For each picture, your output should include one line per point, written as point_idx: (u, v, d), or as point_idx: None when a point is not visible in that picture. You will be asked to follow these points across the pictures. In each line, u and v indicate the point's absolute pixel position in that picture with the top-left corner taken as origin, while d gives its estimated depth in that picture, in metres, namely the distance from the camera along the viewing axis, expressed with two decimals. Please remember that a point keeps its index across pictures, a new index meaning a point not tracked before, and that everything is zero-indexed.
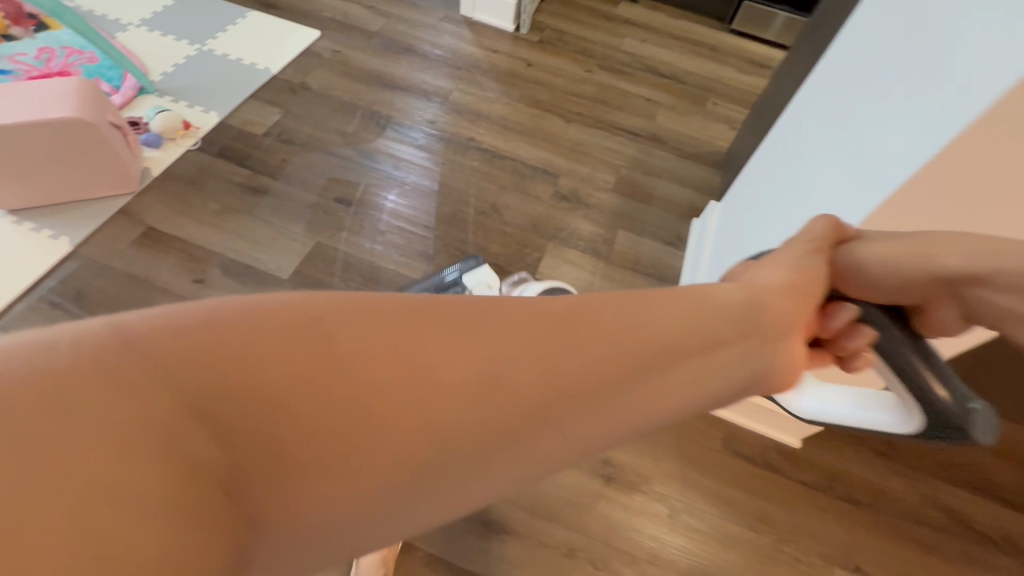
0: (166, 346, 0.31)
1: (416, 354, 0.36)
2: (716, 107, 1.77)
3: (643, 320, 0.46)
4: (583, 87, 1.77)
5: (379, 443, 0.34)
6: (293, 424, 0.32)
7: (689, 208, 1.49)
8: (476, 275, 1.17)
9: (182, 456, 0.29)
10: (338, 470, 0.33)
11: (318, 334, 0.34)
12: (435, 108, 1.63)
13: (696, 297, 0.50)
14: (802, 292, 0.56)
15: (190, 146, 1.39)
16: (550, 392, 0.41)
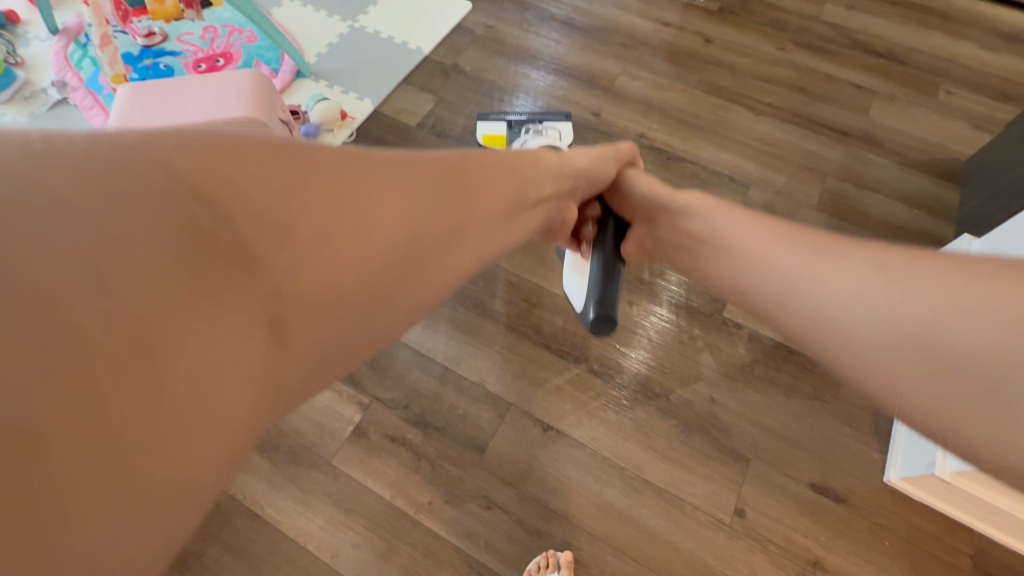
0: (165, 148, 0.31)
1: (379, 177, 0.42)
2: (952, 98, 1.40)
3: (516, 178, 0.59)
4: (775, 69, 1.46)
5: (358, 239, 0.39)
6: (297, 216, 0.35)
7: (918, 235, 1.19)
8: (553, 122, 1.34)
9: (195, 224, 0.29)
10: (337, 259, 0.37)
11: (304, 165, 0.37)
12: (598, 95, 1.43)
13: (538, 158, 0.65)
14: (589, 173, 0.74)
15: (346, 139, 1.32)
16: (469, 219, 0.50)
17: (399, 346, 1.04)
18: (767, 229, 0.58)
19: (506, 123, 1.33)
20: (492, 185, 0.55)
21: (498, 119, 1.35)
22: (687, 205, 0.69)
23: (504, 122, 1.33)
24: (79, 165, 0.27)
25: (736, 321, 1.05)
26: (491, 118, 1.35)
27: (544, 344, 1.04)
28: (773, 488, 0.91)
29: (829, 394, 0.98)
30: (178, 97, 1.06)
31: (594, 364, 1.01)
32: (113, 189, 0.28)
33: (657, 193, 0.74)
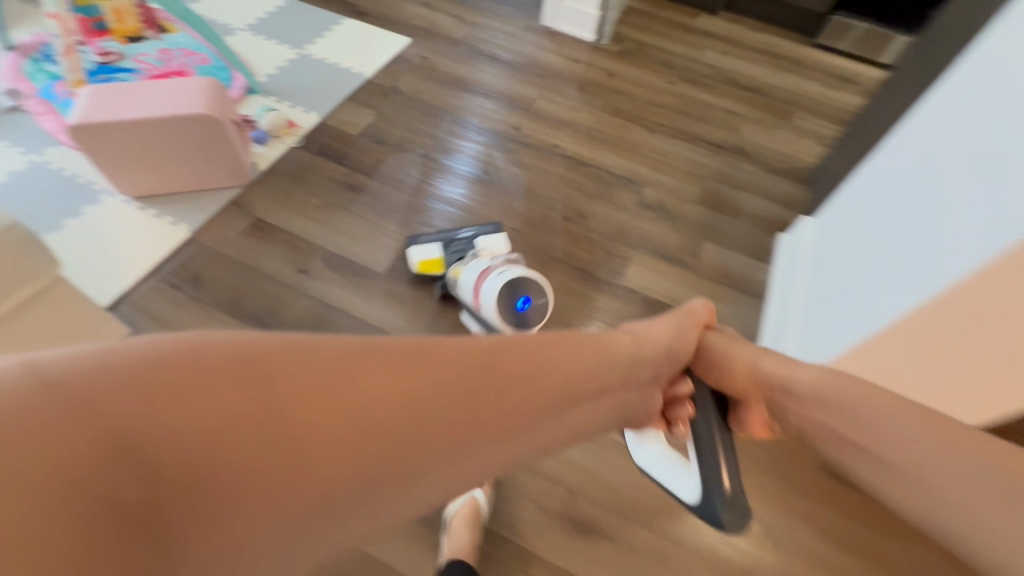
0: (104, 382, 0.36)
1: (345, 386, 0.44)
2: (802, 121, 1.74)
3: (569, 372, 0.59)
4: (665, 98, 1.76)
5: (280, 473, 0.40)
6: (214, 466, 0.38)
7: (777, 222, 1.45)
8: (489, 240, 1.24)
9: (119, 490, 0.35)
10: (252, 506, 0.39)
11: (251, 385, 0.41)
12: (519, 115, 1.66)
13: (586, 340, 0.65)
14: (655, 350, 0.74)
15: (293, 144, 1.47)
16: (459, 430, 0.49)
17: (342, 315, 1.19)
18: (922, 427, 0.59)
19: (439, 244, 1.24)
20: (506, 377, 0.53)
21: (429, 241, 1.25)
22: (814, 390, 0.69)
23: (436, 244, 1.24)
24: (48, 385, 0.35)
25: (632, 289, 1.28)
26: (422, 242, 1.26)
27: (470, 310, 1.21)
28: None
29: None
30: (140, 95, 1.18)
31: None
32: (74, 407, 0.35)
33: (760, 366, 0.76)
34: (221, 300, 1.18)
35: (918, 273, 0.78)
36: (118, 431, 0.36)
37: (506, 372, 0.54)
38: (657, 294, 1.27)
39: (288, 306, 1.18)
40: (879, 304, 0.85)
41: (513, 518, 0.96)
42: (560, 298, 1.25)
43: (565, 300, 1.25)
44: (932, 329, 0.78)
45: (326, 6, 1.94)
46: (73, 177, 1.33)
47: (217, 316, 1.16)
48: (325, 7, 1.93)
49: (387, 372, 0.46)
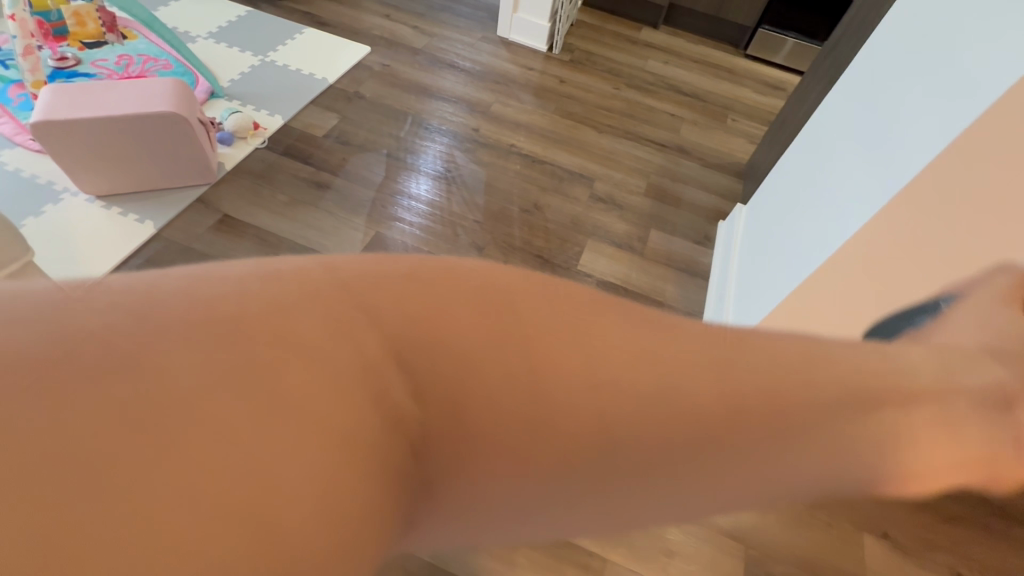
0: (368, 286, 0.24)
1: (635, 348, 0.28)
2: (737, 123, 1.91)
3: (939, 397, 0.38)
4: (612, 102, 1.90)
5: (557, 445, 0.26)
6: (491, 414, 0.25)
7: (716, 212, 1.59)
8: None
9: (373, 425, 0.21)
10: (508, 475, 0.26)
11: (358, 399, 0.22)
12: (478, 117, 1.76)
13: (858, 374, 0.35)
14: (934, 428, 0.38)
15: (258, 145, 1.51)
16: (767, 422, 0.30)
17: None
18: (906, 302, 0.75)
19: None
20: (824, 360, 0.34)
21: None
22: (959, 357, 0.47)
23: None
24: None
25: (587, 272, 1.37)
26: None
27: None
28: None
29: None
30: (106, 94, 1.20)
31: None
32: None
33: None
34: None
35: (824, 240, 0.90)
36: (376, 339, 0.23)
37: (796, 366, 0.32)
38: (610, 276, 1.37)
39: None
40: (796, 266, 0.96)
41: None
42: None
43: None
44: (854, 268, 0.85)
45: (287, 16, 2.00)
46: (33, 177, 1.33)
47: None
48: (287, 17, 1.99)
49: (650, 329, 0.30)
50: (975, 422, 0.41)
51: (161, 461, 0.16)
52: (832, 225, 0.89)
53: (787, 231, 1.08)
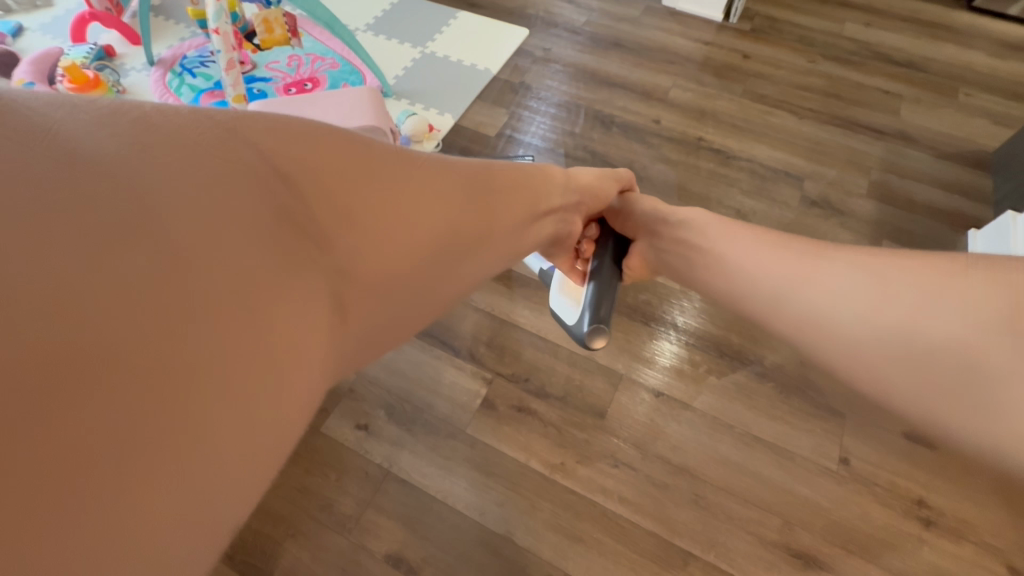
0: (253, 132, 0.36)
1: (420, 169, 0.47)
2: (972, 99, 1.56)
3: (563, 194, 0.68)
4: (810, 79, 1.62)
5: (383, 227, 0.42)
6: (345, 216, 0.39)
7: (963, 218, 1.31)
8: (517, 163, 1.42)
9: (277, 201, 0.35)
10: (371, 254, 0.40)
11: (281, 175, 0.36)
12: (655, 105, 1.57)
13: (522, 173, 0.61)
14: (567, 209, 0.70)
15: (433, 148, 1.45)
16: (481, 227, 0.52)
17: (517, 329, 1.13)
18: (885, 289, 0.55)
19: None
20: (497, 198, 0.54)
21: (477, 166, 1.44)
22: (699, 231, 0.73)
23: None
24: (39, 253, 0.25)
25: None
26: None
27: (644, 320, 1.14)
28: (870, 440, 0.99)
29: None
30: (305, 109, 1.17)
31: (693, 335, 1.12)
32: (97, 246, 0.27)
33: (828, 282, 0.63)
34: None
35: None
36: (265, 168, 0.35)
37: (490, 199, 0.54)
38: None
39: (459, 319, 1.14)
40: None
41: (727, 547, 0.90)
42: None
43: None
44: None
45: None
46: None
47: None
48: (438, 1, 1.88)
49: (438, 166, 0.49)
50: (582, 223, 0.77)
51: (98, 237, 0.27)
52: None
53: None
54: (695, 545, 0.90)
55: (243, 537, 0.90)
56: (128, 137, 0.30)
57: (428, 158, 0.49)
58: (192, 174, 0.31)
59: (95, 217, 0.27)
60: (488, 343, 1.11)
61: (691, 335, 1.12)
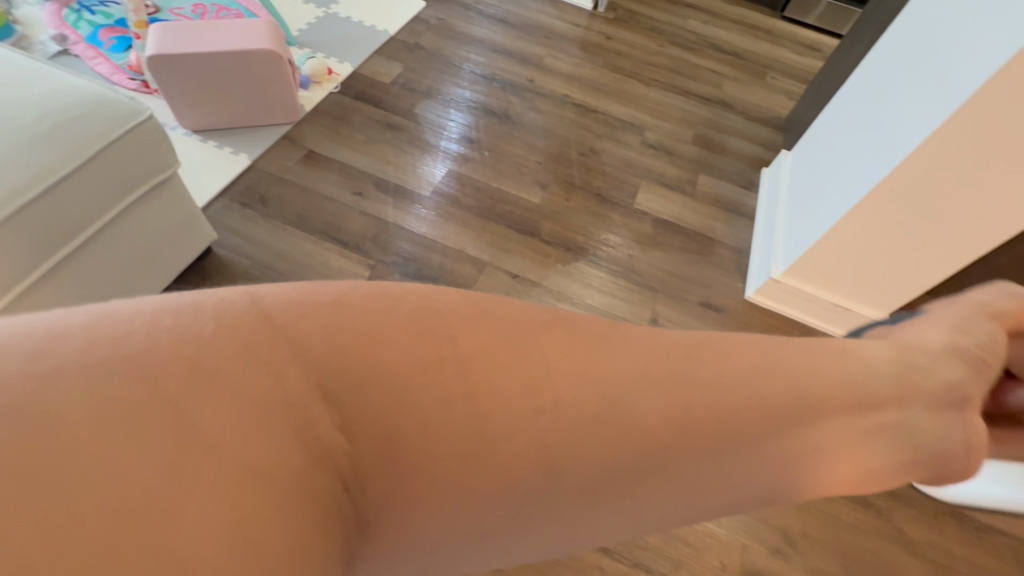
0: (304, 331, 0.35)
1: (557, 370, 0.41)
2: (776, 81, 1.98)
3: (856, 357, 0.54)
4: (657, 59, 1.97)
5: (456, 442, 0.37)
6: (411, 420, 0.36)
7: (759, 161, 1.68)
8: (430, 108, 1.64)
9: (321, 419, 0.33)
10: (431, 477, 0.37)
11: (355, 358, 0.36)
12: (532, 69, 1.84)
13: (783, 348, 0.50)
14: (850, 378, 0.52)
15: (332, 89, 1.61)
16: (644, 426, 0.42)
17: (398, 230, 1.33)
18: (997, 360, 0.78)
19: None
20: (686, 387, 0.44)
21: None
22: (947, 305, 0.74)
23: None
24: (82, 366, 0.28)
25: (643, 210, 1.47)
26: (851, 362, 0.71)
27: (508, 226, 1.37)
28: (673, 306, 1.29)
29: (706, 249, 1.41)
30: (206, 33, 1.30)
31: (546, 236, 1.37)
32: (139, 379, 0.29)
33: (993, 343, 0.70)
34: (289, 216, 1.30)
35: (876, 162, 1.01)
36: (295, 349, 0.34)
37: (682, 393, 0.44)
38: (665, 213, 1.48)
39: (348, 221, 1.32)
40: (852, 194, 1.06)
41: None
42: (583, 217, 1.43)
43: (587, 218, 1.43)
44: (894, 186, 0.98)
45: None
46: None
47: (286, 228, 1.28)
48: None
49: (576, 352, 0.42)
50: (874, 406, 0.52)
51: (149, 382, 0.29)
52: (884, 149, 1.00)
53: (836, 165, 1.17)
54: None
55: None
56: (193, 346, 0.31)
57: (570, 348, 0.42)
58: (248, 346, 0.32)
59: (151, 365, 0.29)
60: (374, 239, 1.30)
61: (574, 247, 1.36)
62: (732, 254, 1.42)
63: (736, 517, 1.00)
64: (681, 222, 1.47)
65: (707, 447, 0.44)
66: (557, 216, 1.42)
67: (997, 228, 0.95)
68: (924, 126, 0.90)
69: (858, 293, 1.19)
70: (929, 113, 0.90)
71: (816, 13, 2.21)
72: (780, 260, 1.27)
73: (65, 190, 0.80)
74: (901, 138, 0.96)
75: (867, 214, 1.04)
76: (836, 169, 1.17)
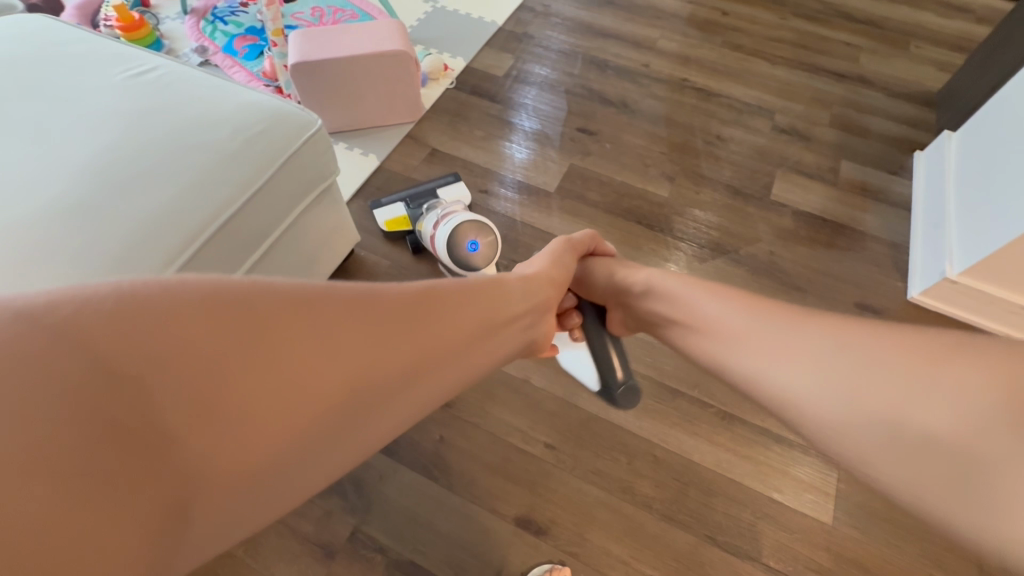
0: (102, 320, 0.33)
1: (348, 317, 0.45)
2: (923, 50, 1.76)
3: (514, 294, 0.68)
4: (781, 33, 1.81)
5: (277, 384, 0.40)
6: (233, 385, 0.38)
7: (911, 143, 1.50)
8: (544, 99, 1.60)
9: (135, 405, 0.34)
10: (257, 430, 0.39)
11: (162, 335, 0.35)
12: (644, 53, 1.75)
13: (474, 290, 0.61)
14: (509, 305, 0.65)
15: (448, 85, 1.61)
16: (396, 362, 0.48)
17: (526, 228, 1.32)
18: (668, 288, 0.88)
19: (404, 203, 1.27)
20: (432, 322, 0.53)
21: (392, 201, 1.29)
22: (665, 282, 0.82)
23: (399, 203, 1.28)
24: None
25: (780, 202, 1.37)
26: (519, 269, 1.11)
27: (637, 221, 1.33)
28: (825, 308, 1.20)
29: (856, 245, 1.29)
30: (339, 38, 1.33)
31: (677, 233, 1.31)
32: None
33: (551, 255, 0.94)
34: None
35: None
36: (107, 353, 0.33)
37: (429, 323, 0.52)
38: (805, 205, 1.37)
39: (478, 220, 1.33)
40: None
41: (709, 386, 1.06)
42: (715, 211, 1.35)
43: (719, 212, 1.35)
44: None
45: None
46: None
47: None
48: None
49: (365, 305, 0.47)
50: (519, 323, 0.68)
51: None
52: None
53: None
54: (683, 384, 1.06)
55: None
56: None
57: (345, 296, 0.46)
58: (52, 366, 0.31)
59: None
60: (504, 239, 1.30)
61: (709, 245, 1.29)
62: (887, 250, 1.29)
63: (918, 544, 0.92)
64: (824, 214, 1.35)
65: (449, 358, 0.54)
66: (687, 210, 1.35)
67: None
68: None
69: None
70: None
71: None
72: (956, 259, 1.13)
73: (237, 216, 0.87)
74: None
75: None
76: None
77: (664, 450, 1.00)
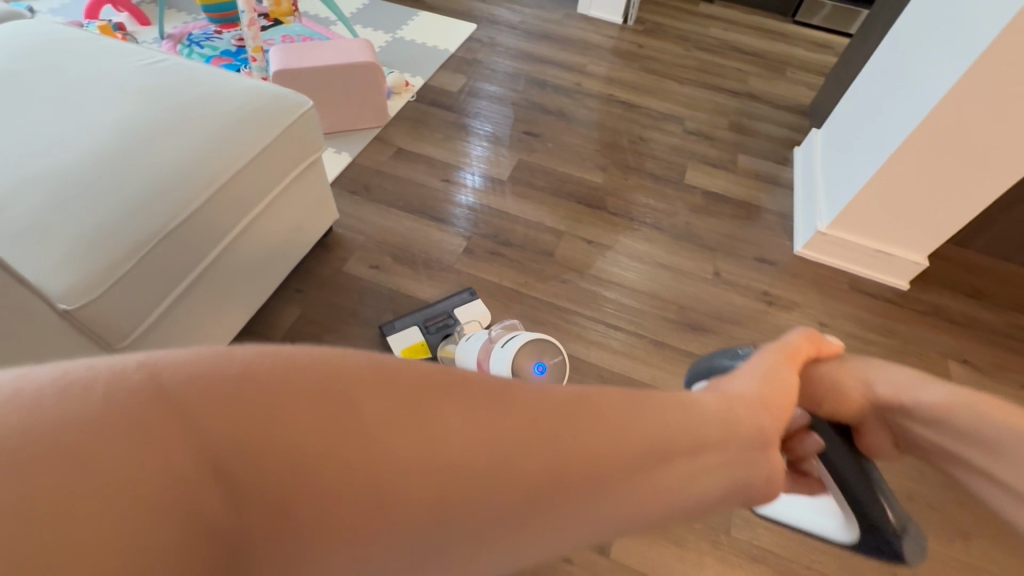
0: (192, 390, 0.27)
1: (479, 413, 0.33)
2: (796, 75, 2.19)
3: (706, 410, 0.46)
4: (687, 61, 2.19)
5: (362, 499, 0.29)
6: (306, 489, 0.28)
7: (792, 141, 1.86)
8: (495, 109, 1.86)
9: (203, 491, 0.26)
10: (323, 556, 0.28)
11: (244, 416, 0.27)
12: (577, 75, 2.06)
13: (661, 402, 0.43)
14: (709, 409, 0.46)
15: (410, 98, 1.84)
16: (534, 476, 0.34)
17: (485, 208, 1.53)
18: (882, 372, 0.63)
19: (418, 327, 1.24)
20: (593, 429, 0.37)
21: (405, 325, 1.25)
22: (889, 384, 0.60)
23: (414, 327, 1.24)
24: None
25: (694, 185, 1.66)
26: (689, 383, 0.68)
27: (578, 201, 1.57)
28: (732, 262, 1.46)
29: (754, 216, 1.59)
30: (314, 52, 1.54)
31: (612, 209, 1.56)
32: None
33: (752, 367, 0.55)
34: (393, 200, 1.52)
35: (902, 123, 1.19)
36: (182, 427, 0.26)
37: (588, 430, 0.37)
38: (713, 187, 1.66)
39: (442, 202, 1.53)
40: (883, 149, 1.24)
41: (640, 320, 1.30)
42: (642, 192, 1.62)
43: (645, 194, 1.62)
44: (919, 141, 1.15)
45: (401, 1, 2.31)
46: None
47: (390, 211, 1.49)
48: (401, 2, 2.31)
49: (498, 405, 0.34)
50: (731, 455, 0.45)
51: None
52: (908, 113, 1.18)
53: (867, 130, 1.34)
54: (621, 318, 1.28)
55: (291, 333, 1.24)
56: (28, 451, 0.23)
57: (469, 390, 0.34)
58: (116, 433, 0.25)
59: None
60: (466, 217, 1.50)
61: (637, 217, 1.55)
62: (778, 219, 1.59)
63: None
64: (728, 194, 1.65)
65: (625, 485, 0.38)
66: (619, 192, 1.61)
67: (984, 177, 1.15)
68: (939, 90, 1.09)
69: (894, 239, 1.36)
70: (945, 78, 1.08)
71: (822, 14, 2.42)
72: (826, 217, 1.43)
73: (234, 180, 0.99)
74: (921, 104, 1.13)
75: (896, 168, 1.22)
76: (867, 133, 1.34)
77: (609, 370, 1.23)
